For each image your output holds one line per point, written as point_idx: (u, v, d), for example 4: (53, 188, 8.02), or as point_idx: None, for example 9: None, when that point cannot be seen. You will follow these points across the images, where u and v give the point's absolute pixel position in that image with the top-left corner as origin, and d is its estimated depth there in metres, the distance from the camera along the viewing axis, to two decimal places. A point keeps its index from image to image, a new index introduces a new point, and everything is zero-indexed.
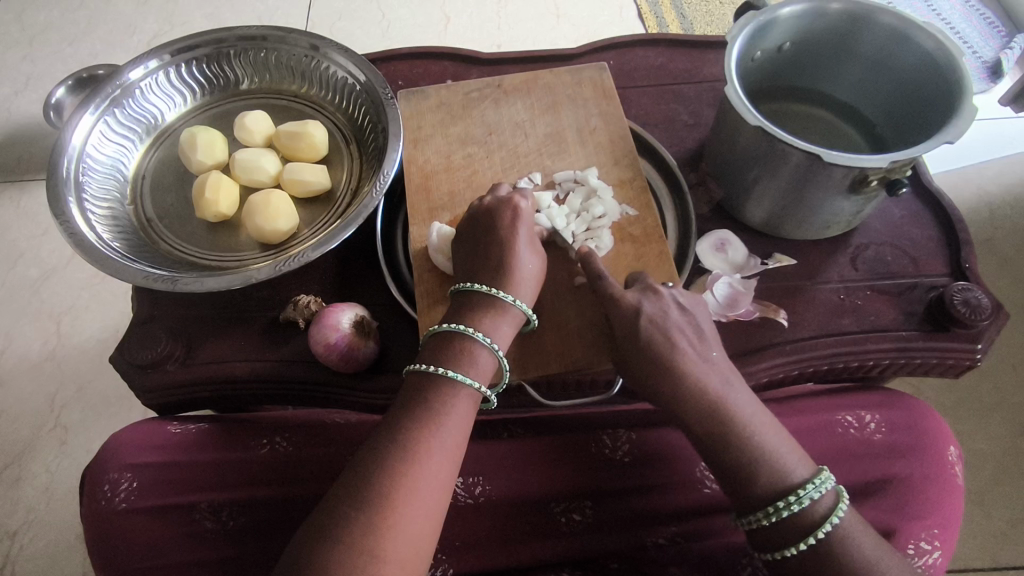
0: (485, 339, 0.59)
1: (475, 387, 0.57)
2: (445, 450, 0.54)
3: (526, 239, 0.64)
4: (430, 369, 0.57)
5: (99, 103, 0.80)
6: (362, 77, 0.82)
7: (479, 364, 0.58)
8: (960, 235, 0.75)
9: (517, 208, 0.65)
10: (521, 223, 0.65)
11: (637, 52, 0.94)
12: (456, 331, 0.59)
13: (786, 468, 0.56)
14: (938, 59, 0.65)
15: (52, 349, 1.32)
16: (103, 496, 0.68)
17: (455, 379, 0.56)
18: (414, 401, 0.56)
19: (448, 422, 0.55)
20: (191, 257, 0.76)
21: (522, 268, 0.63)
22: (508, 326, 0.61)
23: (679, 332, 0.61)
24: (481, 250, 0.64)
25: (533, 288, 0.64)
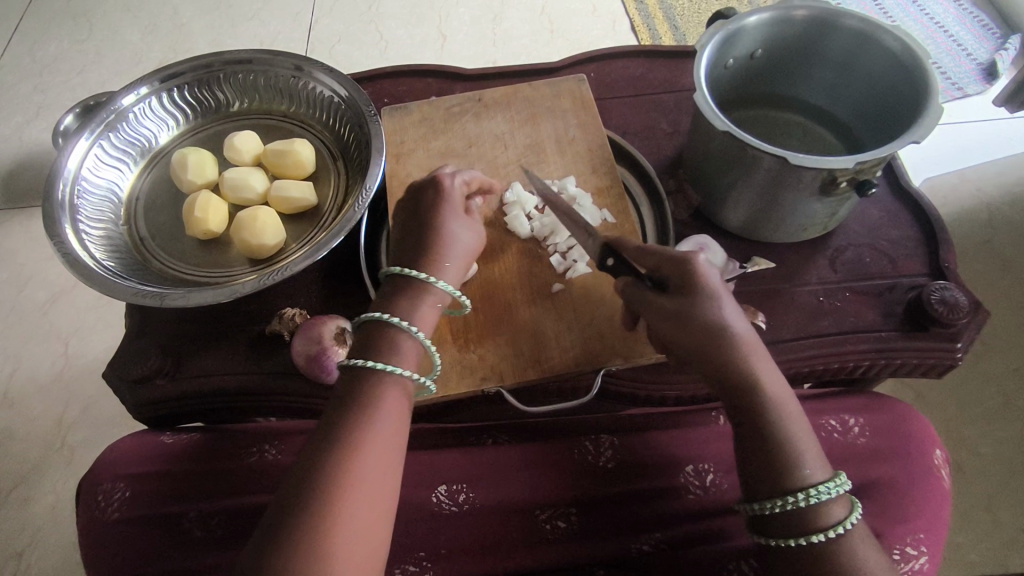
0: (404, 324, 0.59)
1: (401, 373, 0.56)
2: (384, 437, 0.53)
3: (450, 222, 0.65)
4: (355, 363, 0.57)
5: (94, 128, 0.83)
6: (346, 95, 0.84)
7: (402, 349, 0.58)
8: (938, 235, 0.75)
9: (442, 192, 0.67)
10: (446, 206, 0.66)
11: (618, 63, 0.95)
12: (378, 319, 0.59)
13: (813, 464, 0.53)
14: (905, 61, 0.66)
15: (60, 368, 1.35)
16: (96, 505, 0.69)
17: (379, 369, 0.56)
18: (349, 395, 0.55)
19: (382, 411, 0.54)
20: (182, 274, 0.79)
21: (447, 249, 0.64)
22: (434, 306, 0.62)
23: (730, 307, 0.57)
24: (409, 235, 0.65)
25: (458, 270, 0.64)
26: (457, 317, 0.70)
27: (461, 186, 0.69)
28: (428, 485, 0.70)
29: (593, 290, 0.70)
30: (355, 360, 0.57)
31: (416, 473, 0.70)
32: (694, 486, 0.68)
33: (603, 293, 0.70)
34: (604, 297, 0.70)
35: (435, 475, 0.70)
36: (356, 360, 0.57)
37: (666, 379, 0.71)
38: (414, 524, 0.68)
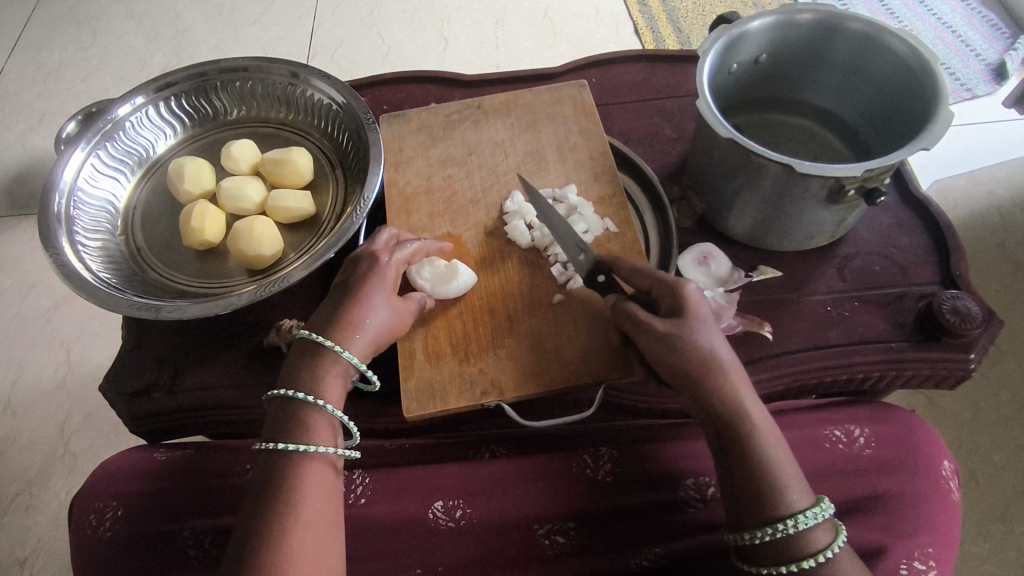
0: (311, 400, 0.58)
1: (316, 451, 0.56)
2: (312, 525, 0.53)
3: (376, 288, 0.63)
4: (269, 446, 0.56)
5: (90, 138, 0.82)
6: (343, 102, 0.83)
7: (316, 426, 0.57)
8: (949, 242, 0.73)
9: (375, 259, 0.64)
10: (375, 271, 0.63)
11: (620, 68, 0.94)
12: (283, 397, 0.58)
13: (795, 491, 0.52)
14: (914, 64, 0.64)
15: (62, 376, 1.35)
16: (89, 525, 0.68)
17: (291, 451, 0.55)
18: (268, 484, 0.54)
19: (308, 495, 0.54)
20: (179, 285, 0.78)
21: (366, 315, 0.62)
22: (338, 381, 0.60)
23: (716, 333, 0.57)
24: (331, 304, 0.63)
25: (369, 338, 0.62)
26: (457, 331, 0.68)
27: (400, 259, 0.66)
28: (424, 500, 0.68)
29: (595, 300, 0.69)
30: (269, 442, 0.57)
31: (412, 488, 0.69)
32: (695, 500, 0.67)
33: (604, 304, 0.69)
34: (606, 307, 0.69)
35: (431, 490, 0.69)
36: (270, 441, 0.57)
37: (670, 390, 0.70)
38: (411, 540, 0.67)
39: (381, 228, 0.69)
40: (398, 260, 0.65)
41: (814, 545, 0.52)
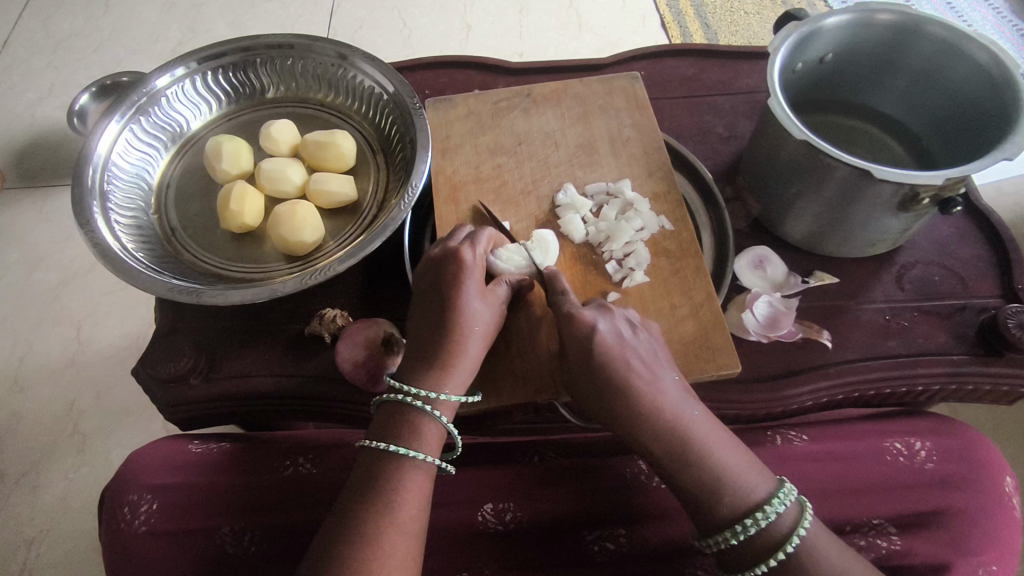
0: (427, 407, 0.57)
1: (423, 458, 0.56)
2: (404, 528, 0.53)
3: (473, 290, 0.60)
4: (377, 446, 0.56)
5: (125, 111, 0.79)
6: (389, 86, 0.81)
7: (426, 436, 0.57)
8: (1011, 253, 0.72)
9: (461, 260, 0.61)
10: (466, 273, 0.60)
11: (669, 62, 0.92)
12: (403, 399, 0.57)
13: (748, 484, 0.54)
14: (991, 72, 0.62)
15: (72, 354, 1.32)
16: (122, 518, 0.66)
17: (400, 455, 0.55)
18: (369, 482, 0.55)
19: (404, 501, 0.54)
20: (215, 268, 0.75)
21: (471, 320, 0.59)
22: (464, 379, 0.59)
23: (636, 350, 0.57)
24: (429, 307, 0.61)
25: (481, 342, 0.60)
26: (509, 328, 0.66)
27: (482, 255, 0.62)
28: (474, 502, 0.68)
29: (651, 301, 0.67)
30: (377, 442, 0.56)
31: (463, 489, 0.69)
32: None
33: (661, 306, 0.67)
34: (662, 308, 0.67)
35: (481, 492, 0.68)
36: (379, 441, 0.56)
37: (724, 397, 0.66)
38: (461, 543, 0.66)
39: (458, 228, 0.66)
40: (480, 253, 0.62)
41: (782, 531, 0.53)
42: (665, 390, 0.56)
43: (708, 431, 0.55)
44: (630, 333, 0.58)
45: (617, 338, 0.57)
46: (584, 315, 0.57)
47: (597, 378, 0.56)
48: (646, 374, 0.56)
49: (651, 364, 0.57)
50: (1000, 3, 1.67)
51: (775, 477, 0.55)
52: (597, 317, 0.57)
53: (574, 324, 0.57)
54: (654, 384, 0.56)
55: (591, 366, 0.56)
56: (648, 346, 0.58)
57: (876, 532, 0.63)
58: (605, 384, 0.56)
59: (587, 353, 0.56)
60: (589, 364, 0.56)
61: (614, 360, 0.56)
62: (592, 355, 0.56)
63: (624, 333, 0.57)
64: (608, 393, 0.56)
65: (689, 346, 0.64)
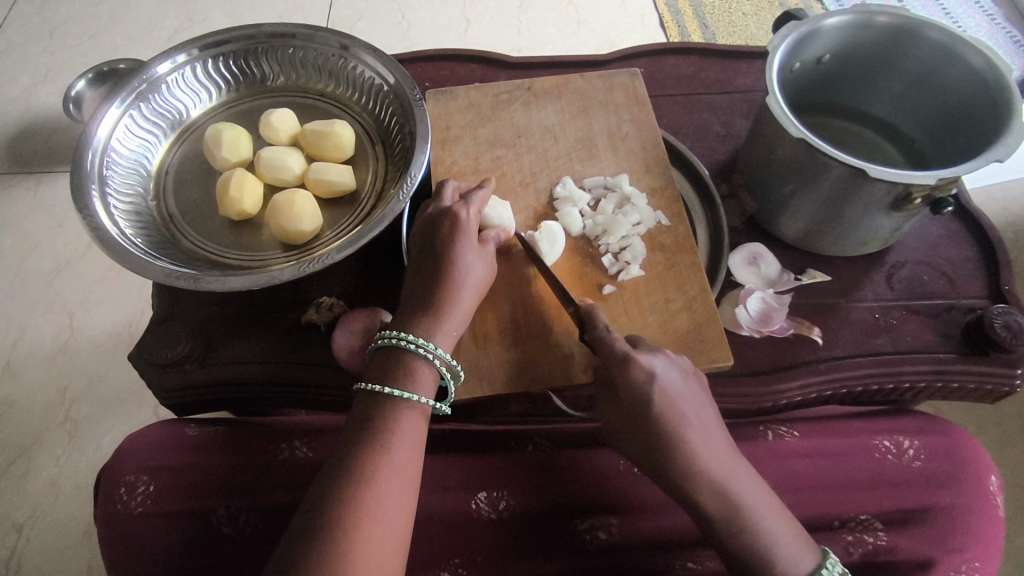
0: (421, 350, 0.58)
1: (417, 400, 0.57)
2: (399, 470, 0.54)
3: (467, 244, 0.62)
4: (373, 388, 0.57)
5: (125, 96, 0.79)
6: (390, 77, 0.81)
7: (420, 378, 0.58)
8: (999, 255, 0.73)
9: (457, 217, 0.63)
10: (461, 228, 0.62)
11: (668, 60, 0.92)
12: (398, 342, 0.58)
13: (794, 557, 0.53)
14: (986, 77, 0.64)
15: (64, 341, 1.31)
16: (118, 498, 0.67)
17: (394, 395, 0.56)
18: (367, 422, 0.56)
19: (390, 476, 0.53)
20: (212, 255, 0.75)
21: (466, 272, 0.61)
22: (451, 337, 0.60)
23: (688, 400, 0.56)
24: (422, 262, 0.62)
25: (475, 295, 0.62)
26: (504, 319, 0.67)
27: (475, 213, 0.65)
28: (468, 489, 0.68)
29: (646, 295, 0.68)
30: (372, 385, 0.57)
31: (457, 477, 0.69)
32: None
33: (654, 300, 0.68)
34: (656, 301, 0.67)
35: (476, 481, 0.69)
36: (374, 384, 0.57)
37: (717, 392, 0.67)
38: (453, 530, 0.67)
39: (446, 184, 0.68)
40: (474, 213, 0.65)
41: None
42: (714, 446, 0.56)
43: (757, 495, 0.55)
44: (684, 383, 0.57)
45: (676, 390, 0.56)
46: (642, 360, 0.56)
47: (649, 429, 0.56)
48: (698, 426, 0.56)
49: (703, 420, 0.57)
50: (995, 11, 1.69)
51: (818, 547, 0.56)
52: (655, 362, 0.57)
53: (628, 367, 0.56)
54: (702, 436, 0.56)
55: (644, 416, 0.56)
56: (700, 398, 0.57)
57: (863, 527, 0.64)
58: (657, 437, 0.56)
59: (642, 403, 0.56)
60: (643, 414, 0.56)
61: (668, 410, 0.56)
62: (648, 405, 0.56)
63: (682, 386, 0.57)
64: (662, 445, 0.56)
65: (682, 340, 0.65)
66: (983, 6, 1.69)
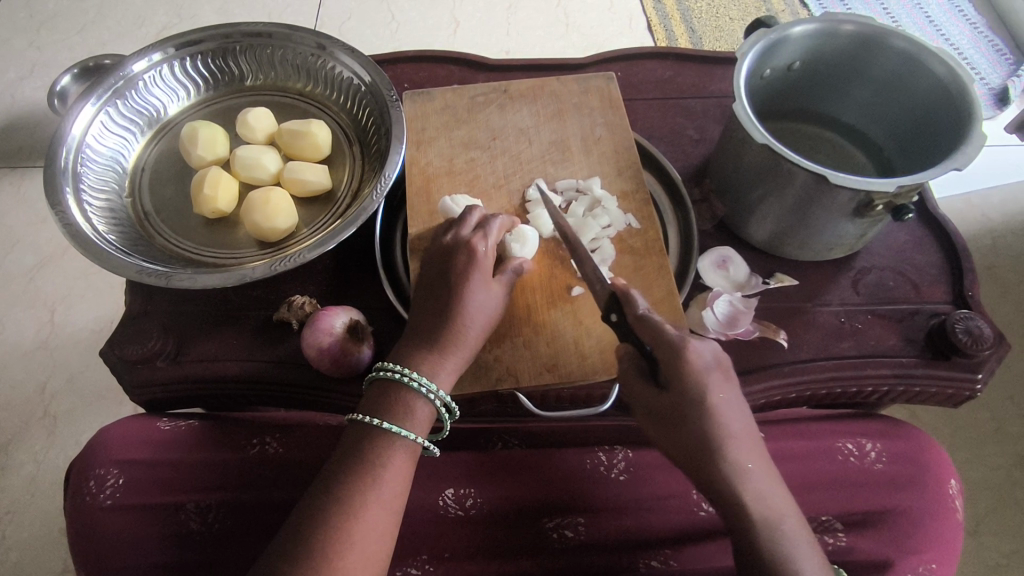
0: (419, 388, 0.58)
1: (412, 439, 0.57)
2: (383, 502, 0.54)
3: (479, 280, 0.62)
4: (371, 421, 0.57)
5: (101, 94, 0.79)
6: (367, 77, 0.81)
7: (417, 416, 0.58)
8: (963, 261, 0.74)
9: (473, 252, 0.63)
10: (476, 262, 0.62)
11: (645, 64, 0.93)
12: (402, 378, 0.58)
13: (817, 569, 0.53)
14: (949, 86, 0.65)
15: (44, 337, 1.31)
16: (88, 492, 0.67)
17: (393, 432, 0.57)
18: (355, 456, 0.56)
19: (389, 474, 0.55)
20: (186, 253, 0.75)
21: (474, 307, 0.61)
22: (457, 368, 0.60)
23: (733, 396, 0.55)
24: (435, 292, 0.62)
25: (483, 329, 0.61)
26: None
27: (492, 247, 0.64)
28: (435, 487, 0.69)
29: None
30: (370, 417, 0.58)
31: (424, 474, 0.70)
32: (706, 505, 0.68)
33: None
34: None
35: (444, 478, 0.69)
36: (372, 417, 0.58)
37: None
38: (420, 527, 0.67)
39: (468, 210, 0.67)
40: (492, 245, 0.65)
41: None
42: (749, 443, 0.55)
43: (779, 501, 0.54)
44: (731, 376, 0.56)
45: (724, 385, 0.54)
46: (696, 347, 0.54)
47: (692, 419, 0.53)
48: (739, 420, 0.54)
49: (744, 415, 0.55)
50: (978, 20, 1.71)
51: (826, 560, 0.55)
52: (706, 351, 0.55)
53: (682, 352, 0.54)
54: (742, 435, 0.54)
55: (690, 406, 0.53)
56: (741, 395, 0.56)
57: (823, 528, 0.65)
58: (699, 432, 0.53)
59: (688, 391, 0.53)
60: (688, 404, 0.53)
61: (716, 401, 0.53)
62: (697, 394, 0.53)
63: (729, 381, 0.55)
64: (705, 441, 0.53)
65: None
66: (966, 15, 1.71)
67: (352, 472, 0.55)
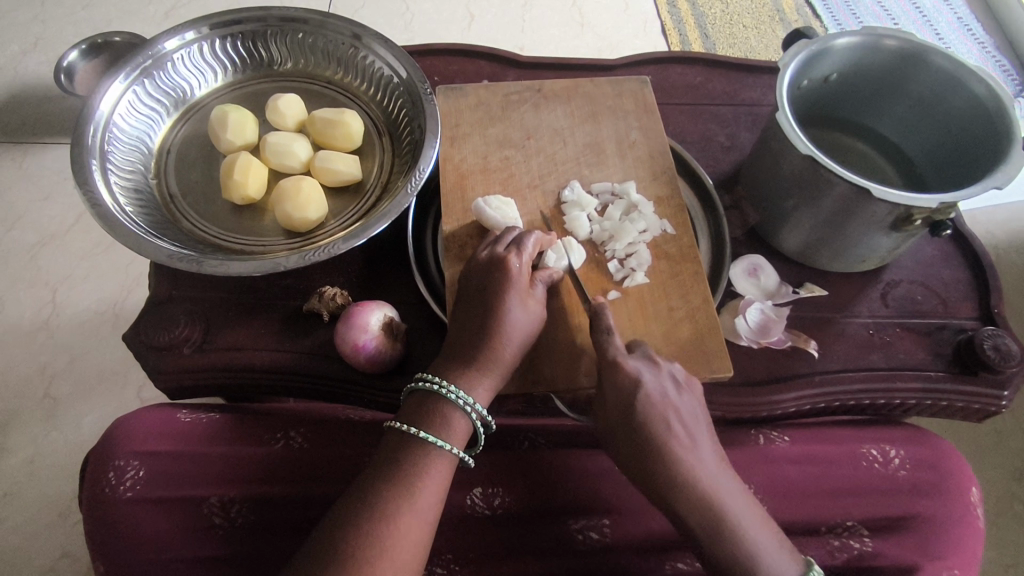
0: (458, 400, 0.58)
1: (448, 449, 0.57)
2: (417, 509, 0.54)
3: (518, 298, 0.60)
4: (407, 430, 0.57)
5: (130, 72, 0.78)
6: (401, 70, 0.81)
7: (454, 429, 0.58)
8: (990, 278, 0.75)
9: (508, 271, 0.61)
10: (512, 281, 0.61)
11: (677, 69, 0.93)
12: (438, 390, 0.59)
13: (779, 565, 0.54)
14: (988, 104, 0.65)
15: (45, 317, 1.28)
16: (107, 484, 0.66)
17: (428, 441, 0.57)
18: (391, 463, 0.56)
19: (426, 484, 0.55)
20: (212, 238, 0.74)
21: (512, 325, 0.60)
22: (494, 384, 0.60)
23: (679, 406, 0.57)
24: (472, 306, 0.61)
25: (521, 345, 0.61)
26: None
27: (526, 263, 0.63)
28: (464, 486, 0.68)
29: (650, 302, 0.69)
30: (408, 426, 0.58)
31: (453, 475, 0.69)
32: None
33: (657, 307, 0.68)
34: (660, 310, 0.68)
35: (472, 476, 0.69)
36: (409, 426, 0.58)
37: (712, 399, 0.68)
38: (449, 524, 0.67)
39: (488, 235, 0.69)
40: (526, 261, 0.63)
41: None
42: (700, 455, 0.57)
43: (738, 502, 0.56)
44: (672, 389, 0.58)
45: (663, 396, 0.57)
46: (628, 365, 0.58)
47: (636, 433, 0.56)
48: (683, 436, 0.56)
49: (690, 425, 0.57)
50: (986, 38, 1.73)
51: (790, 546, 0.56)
52: (641, 368, 0.58)
53: (618, 371, 0.57)
54: (691, 452, 0.56)
55: (631, 419, 0.56)
56: (691, 406, 0.58)
57: (849, 533, 0.66)
58: (642, 440, 0.56)
59: (625, 404, 0.57)
60: (629, 418, 0.56)
61: (649, 415, 0.56)
62: (634, 406, 0.56)
63: (669, 391, 0.58)
64: (648, 452, 0.56)
65: (686, 349, 0.66)
66: (975, 34, 1.74)
67: (388, 477, 0.55)
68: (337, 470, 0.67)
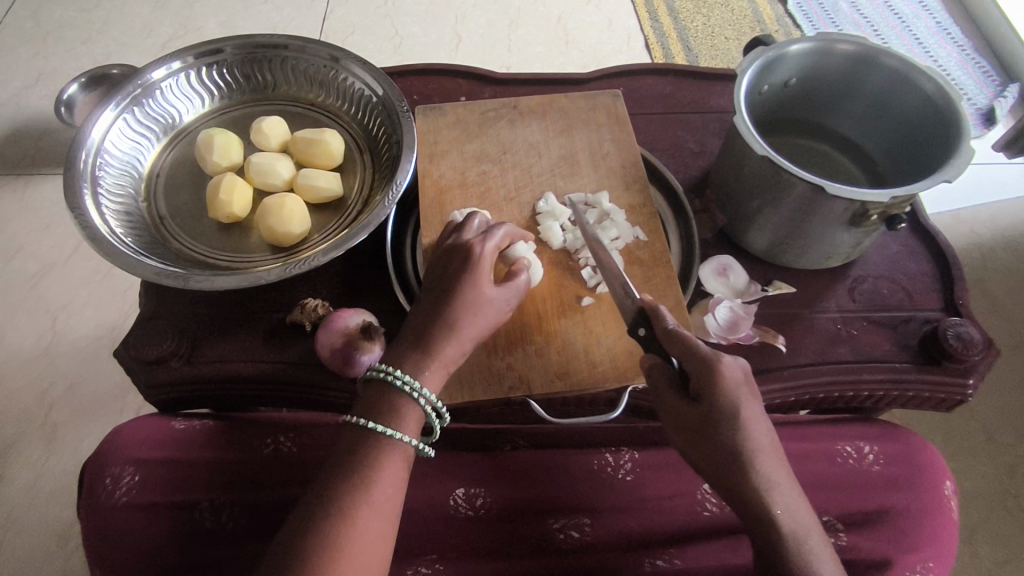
0: (403, 387, 0.60)
1: (399, 436, 0.59)
2: (377, 497, 0.56)
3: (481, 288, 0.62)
4: (356, 421, 0.60)
5: (120, 100, 0.82)
6: (379, 89, 0.84)
7: (405, 415, 0.60)
8: (954, 271, 0.77)
9: (473, 258, 0.63)
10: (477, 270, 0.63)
11: (649, 80, 0.96)
12: (385, 378, 0.60)
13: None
14: (938, 101, 0.68)
15: (46, 343, 1.32)
16: (103, 489, 0.68)
17: (377, 431, 0.59)
18: (348, 455, 0.58)
19: (382, 474, 0.57)
20: (199, 255, 0.77)
21: (479, 315, 0.62)
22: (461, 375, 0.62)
23: (750, 412, 0.55)
24: (439, 295, 0.63)
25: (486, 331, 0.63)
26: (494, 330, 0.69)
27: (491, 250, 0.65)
28: (446, 487, 0.70)
29: None
30: (358, 418, 0.60)
31: (435, 476, 0.71)
32: (711, 504, 0.70)
33: None
34: None
35: (453, 477, 0.71)
36: (361, 418, 0.60)
37: None
38: (433, 526, 0.69)
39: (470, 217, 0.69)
40: (491, 248, 0.65)
41: None
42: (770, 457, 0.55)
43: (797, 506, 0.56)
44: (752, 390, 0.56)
45: (748, 395, 0.55)
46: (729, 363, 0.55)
47: (719, 431, 0.55)
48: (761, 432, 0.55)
49: (766, 426, 0.56)
50: (966, 41, 1.77)
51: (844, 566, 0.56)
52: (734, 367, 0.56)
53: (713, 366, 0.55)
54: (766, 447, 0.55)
55: (717, 415, 0.55)
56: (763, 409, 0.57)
57: (825, 528, 0.67)
58: (727, 438, 0.54)
59: (719, 402, 0.55)
60: (711, 416, 0.55)
61: (744, 416, 0.54)
62: (726, 403, 0.54)
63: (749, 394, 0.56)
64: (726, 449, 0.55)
65: None
66: (953, 37, 1.77)
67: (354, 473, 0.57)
68: (323, 477, 0.68)
